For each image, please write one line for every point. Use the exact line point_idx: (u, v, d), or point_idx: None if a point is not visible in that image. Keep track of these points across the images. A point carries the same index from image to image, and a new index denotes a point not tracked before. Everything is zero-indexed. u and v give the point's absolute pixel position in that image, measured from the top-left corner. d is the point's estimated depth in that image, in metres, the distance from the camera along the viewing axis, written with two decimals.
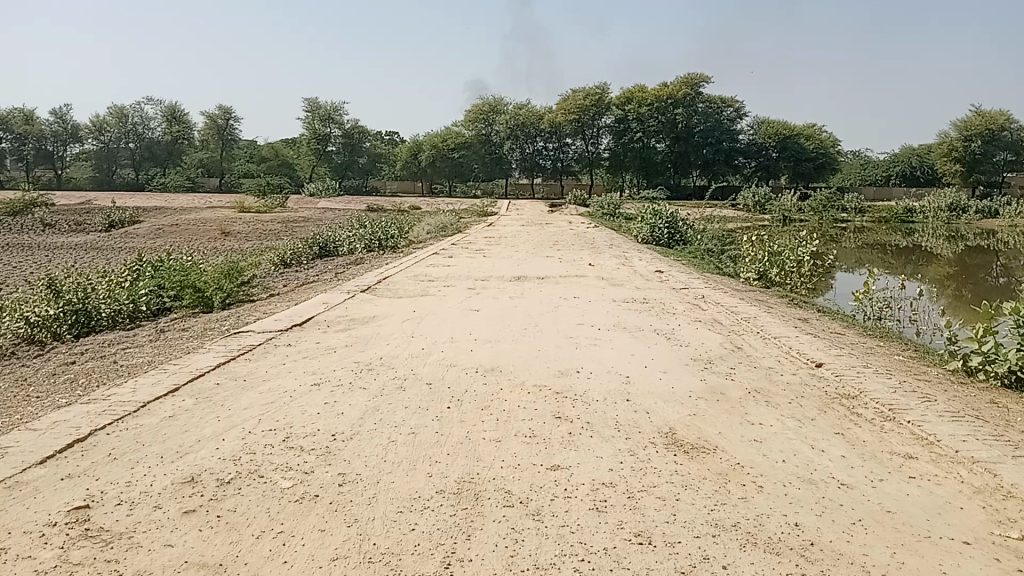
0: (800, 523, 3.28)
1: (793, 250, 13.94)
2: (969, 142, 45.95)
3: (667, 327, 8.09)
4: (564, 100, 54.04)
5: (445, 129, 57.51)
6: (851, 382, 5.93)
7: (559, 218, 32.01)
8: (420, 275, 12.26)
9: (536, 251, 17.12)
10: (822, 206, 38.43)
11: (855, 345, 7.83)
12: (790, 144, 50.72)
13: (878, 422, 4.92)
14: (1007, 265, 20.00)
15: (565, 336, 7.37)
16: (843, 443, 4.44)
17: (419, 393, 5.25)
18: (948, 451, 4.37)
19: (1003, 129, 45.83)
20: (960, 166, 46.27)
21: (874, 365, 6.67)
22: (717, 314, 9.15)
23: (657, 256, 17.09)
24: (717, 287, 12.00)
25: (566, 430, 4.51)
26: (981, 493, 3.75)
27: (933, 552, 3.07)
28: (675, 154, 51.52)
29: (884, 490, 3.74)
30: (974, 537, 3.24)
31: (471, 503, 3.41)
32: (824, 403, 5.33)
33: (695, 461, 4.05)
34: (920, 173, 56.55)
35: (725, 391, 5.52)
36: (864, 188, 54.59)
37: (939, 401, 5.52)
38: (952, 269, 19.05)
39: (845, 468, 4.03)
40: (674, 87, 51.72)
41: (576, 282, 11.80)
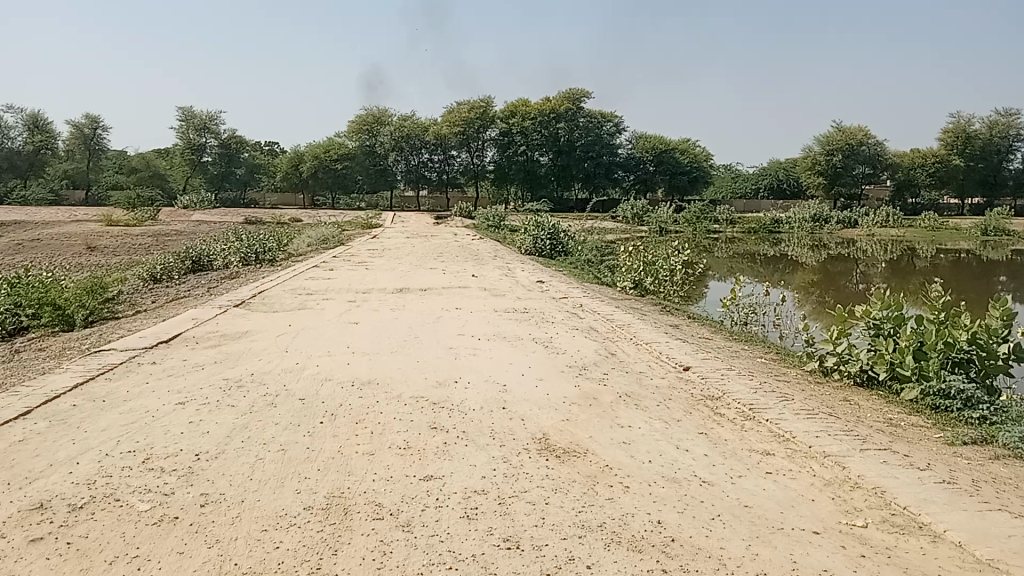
0: (662, 521, 3.39)
1: (666, 260, 14.51)
2: (830, 156, 48.83)
3: (545, 335, 8.21)
4: (448, 113, 54.26)
5: (327, 140, 56.28)
6: (715, 384, 6.18)
7: (444, 230, 32.08)
8: (298, 289, 12.01)
9: (419, 263, 17.02)
10: (695, 217, 40.03)
11: (721, 348, 8.18)
12: (666, 158, 52.90)
13: (739, 421, 5.15)
14: (865, 272, 21.34)
15: (445, 347, 7.35)
16: (706, 442, 4.63)
17: (291, 409, 5.13)
18: (803, 446, 4.62)
19: (861, 145, 48.86)
20: (822, 179, 49.01)
21: (738, 367, 7.01)
22: (594, 322, 9.39)
23: (539, 267, 17.35)
24: (595, 296, 12.27)
25: (441, 439, 4.50)
26: (830, 485, 3.99)
27: (785, 542, 3.25)
28: (557, 167, 52.69)
29: (742, 486, 3.91)
30: (823, 527, 3.44)
31: (340, 517, 3.36)
32: (690, 404, 5.54)
33: (567, 464, 4.13)
34: (786, 186, 59.68)
35: (597, 396, 5.66)
36: (736, 201, 57.13)
37: (796, 399, 5.85)
38: (817, 276, 20.17)
39: (707, 466, 4.20)
40: (557, 102, 52.85)
41: (456, 293, 11.84)
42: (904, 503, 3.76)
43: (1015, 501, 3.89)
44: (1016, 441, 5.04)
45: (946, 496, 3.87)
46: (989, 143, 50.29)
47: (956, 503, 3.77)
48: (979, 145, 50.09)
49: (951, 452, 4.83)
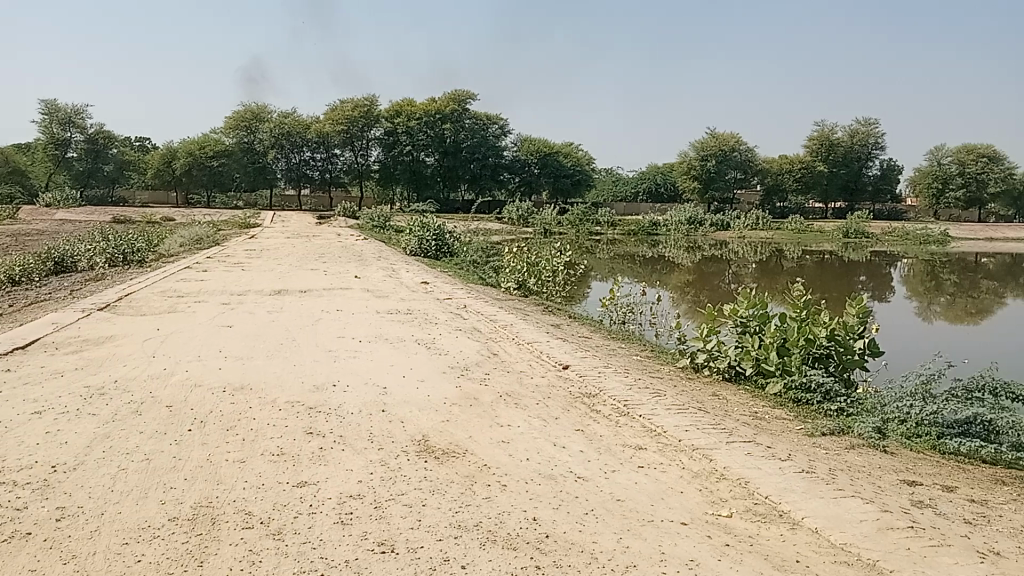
0: (538, 518, 3.44)
1: (549, 261, 14.73)
2: (705, 161, 50.85)
3: (427, 337, 8.18)
4: (331, 111, 53.25)
5: (203, 137, 54.14)
6: (593, 381, 6.32)
7: (327, 230, 31.49)
8: (170, 291, 11.51)
9: (299, 264, 16.63)
10: (578, 219, 40.85)
11: (600, 347, 8.37)
12: (550, 161, 54.12)
13: (614, 417, 5.29)
14: (737, 272, 22.33)
15: (324, 350, 7.21)
16: (582, 439, 4.73)
17: (158, 416, 4.91)
18: (674, 440, 4.79)
19: (733, 151, 51.13)
20: (697, 183, 50.92)
21: (615, 365, 7.19)
22: (476, 322, 9.42)
23: (422, 268, 17.29)
24: (478, 297, 12.32)
25: (316, 445, 4.42)
26: (698, 477, 4.15)
27: (654, 534, 3.35)
28: (443, 168, 52.50)
29: (616, 480, 4.02)
30: (691, 518, 3.57)
31: (207, 528, 3.25)
32: (568, 402, 5.64)
33: (445, 465, 4.13)
34: (664, 189, 61.71)
35: (477, 396, 5.68)
36: (616, 203, 58.67)
37: (669, 395, 6.06)
38: (692, 276, 20.96)
39: (583, 462, 4.29)
40: (442, 103, 52.81)
41: (338, 295, 11.63)
42: (766, 492, 3.95)
43: (866, 487, 4.15)
44: (869, 432, 5.40)
45: (804, 484, 4.09)
46: (850, 150, 53.60)
47: (812, 491, 3.98)
48: (840, 153, 53.34)
49: (811, 442, 5.11)
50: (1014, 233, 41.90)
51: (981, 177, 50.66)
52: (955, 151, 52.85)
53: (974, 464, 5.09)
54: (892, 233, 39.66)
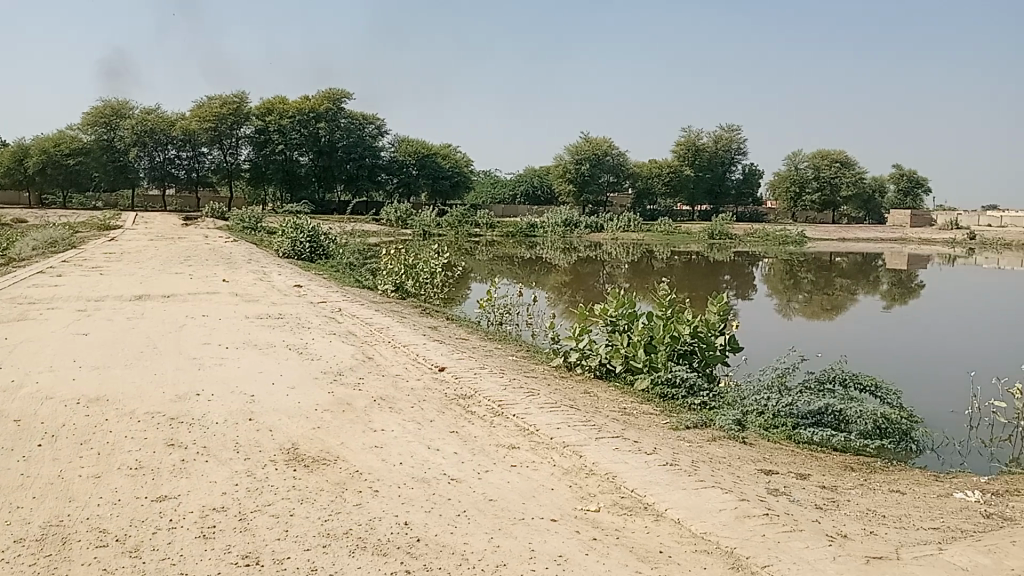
0: (409, 522, 3.43)
1: (426, 263, 14.66)
2: (580, 165, 51.85)
3: (300, 341, 7.99)
4: (198, 107, 50.93)
5: (57, 134, 50.74)
6: (467, 383, 6.34)
7: (194, 231, 30.20)
8: (18, 298, 10.73)
9: (164, 268, 15.88)
10: (457, 221, 40.85)
11: (476, 348, 8.41)
12: (428, 162, 54.32)
13: (487, 418, 5.33)
14: (612, 273, 22.89)
15: (188, 358, 6.92)
16: (456, 440, 4.74)
17: (3, 433, 4.58)
18: (546, 438, 4.88)
19: (606, 155, 52.47)
20: (572, 186, 51.75)
21: (489, 366, 7.25)
22: (351, 326, 9.28)
23: (296, 270, 16.85)
24: (353, 300, 12.13)
25: (179, 457, 4.24)
26: (569, 474, 4.24)
27: (524, 532, 3.40)
28: (318, 168, 51.29)
29: (488, 480, 4.05)
30: (561, 515, 3.64)
31: (57, 548, 3.07)
32: (443, 404, 5.64)
33: (315, 473, 4.05)
34: (541, 192, 62.58)
35: (349, 401, 5.60)
36: (495, 205, 59.05)
37: (542, 394, 6.16)
38: (569, 277, 21.36)
39: (456, 463, 4.30)
40: (316, 102, 51.64)
41: (205, 299, 11.18)
42: (632, 485, 4.08)
43: (725, 477, 4.35)
44: (729, 424, 5.67)
45: (669, 476, 4.25)
46: (715, 156, 56.06)
47: (675, 483, 4.14)
48: (706, 158, 55.72)
49: (676, 436, 5.32)
50: (863, 234, 44.92)
51: (834, 181, 54.07)
52: (811, 156, 56.12)
53: (825, 452, 5.42)
54: (754, 234, 41.70)
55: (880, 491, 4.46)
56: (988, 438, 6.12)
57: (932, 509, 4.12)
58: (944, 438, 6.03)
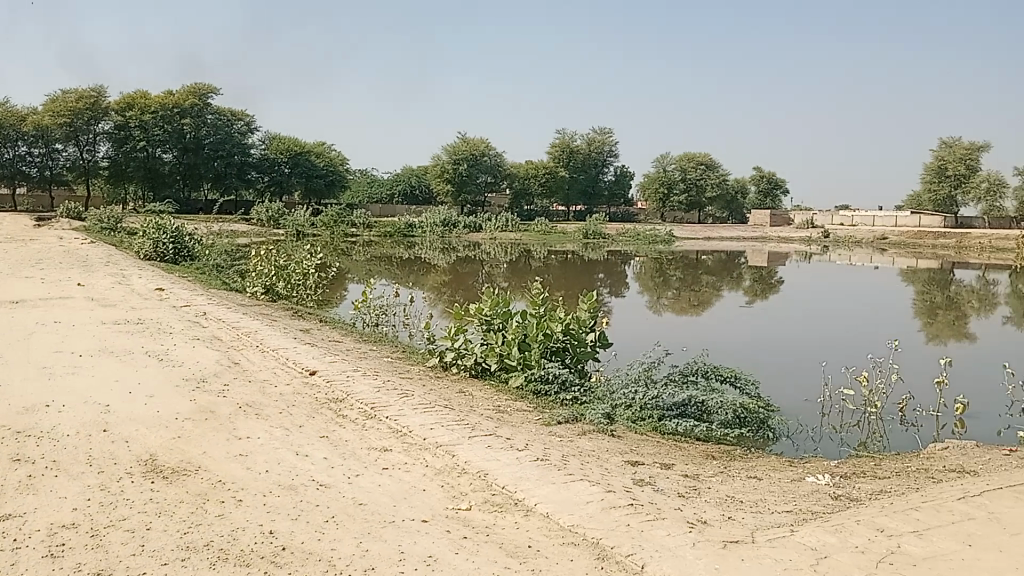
0: (275, 530, 3.35)
1: (299, 264, 14.28)
2: (457, 165, 51.61)
3: (161, 348, 7.63)
4: (51, 101, 47.14)
5: None
6: (339, 386, 6.23)
7: (45, 233, 28.27)
8: None
9: (10, 272, 14.79)
10: (332, 220, 40.05)
11: (349, 350, 8.28)
12: (301, 160, 53.24)
13: (359, 421, 5.25)
14: (490, 272, 23.03)
15: (36, 367, 6.48)
16: (326, 445, 4.65)
17: None
18: (418, 439, 4.86)
19: (483, 155, 52.55)
20: (450, 186, 51.45)
21: (362, 368, 7.14)
22: (218, 330, 8.93)
23: (160, 273, 16.07)
24: (221, 303, 11.69)
25: (24, 473, 3.97)
26: (441, 474, 4.24)
27: (394, 535, 3.37)
28: (184, 166, 49.07)
29: (358, 484, 4.00)
30: (431, 515, 3.64)
31: None
32: (313, 409, 5.52)
33: (174, 485, 3.88)
34: (418, 192, 62.22)
35: (214, 409, 5.39)
36: (371, 205, 58.32)
37: (416, 395, 6.12)
38: (447, 277, 21.33)
39: (325, 469, 4.22)
40: (181, 97, 49.23)
41: (56, 304, 10.50)
42: (503, 482, 4.12)
43: (593, 470, 4.46)
44: (599, 418, 5.82)
45: (538, 472, 4.31)
46: (588, 157, 57.55)
47: (546, 478, 4.21)
48: (580, 159, 57.11)
49: (547, 432, 5.41)
50: (727, 233, 47.07)
51: (699, 183, 56.45)
52: (678, 159, 58.44)
53: (689, 441, 5.65)
54: (627, 233, 42.97)
55: (738, 478, 4.69)
56: (837, 423, 6.53)
57: (785, 492, 4.37)
58: (799, 425, 6.40)
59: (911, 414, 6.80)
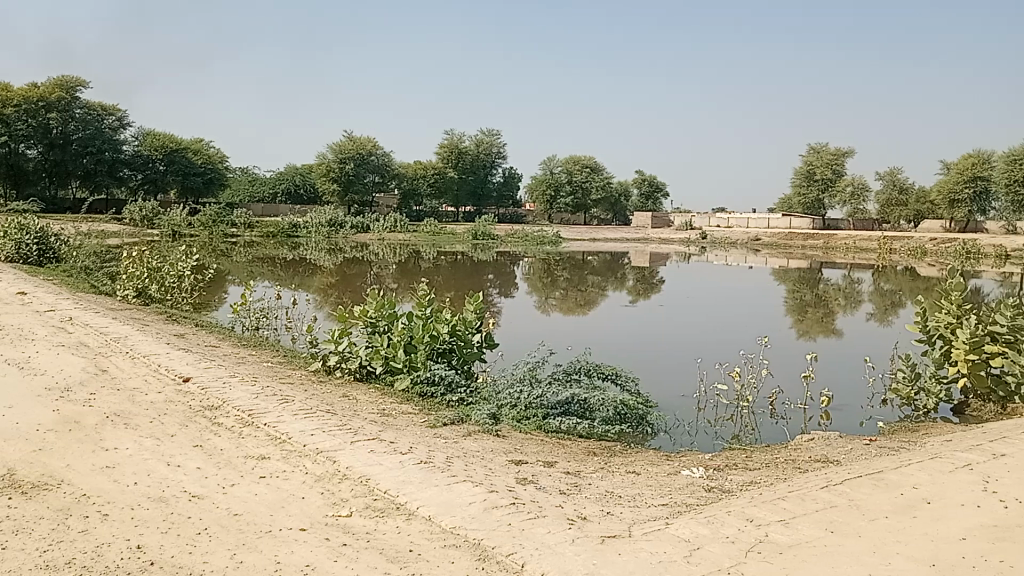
0: (143, 545, 3.19)
1: (174, 266, 13.69)
2: (343, 164, 50.13)
3: (20, 355, 7.15)
4: None
5: None
6: (215, 393, 6.01)
7: None
8: None
9: None
10: (211, 220, 38.53)
11: (227, 355, 8.00)
12: (177, 158, 51.02)
13: (236, 429, 5.08)
14: (378, 273, 22.75)
15: None
16: (199, 455, 4.47)
17: None
18: (298, 446, 4.74)
19: (370, 154, 51.27)
20: (336, 186, 50.03)
21: (241, 373, 6.91)
22: (84, 337, 8.45)
23: (21, 276, 15.07)
24: (90, 308, 11.07)
25: None
26: (321, 480, 4.16)
27: (270, 545, 3.28)
28: (48, 162, 46.10)
29: (233, 494, 3.87)
30: (309, 523, 3.55)
31: None
32: (187, 417, 5.30)
33: (34, 501, 3.64)
34: (303, 191, 60.78)
35: (79, 419, 5.10)
36: (253, 205, 56.54)
37: (296, 400, 5.97)
38: (334, 278, 20.94)
39: (198, 479, 4.06)
40: (45, 89, 46.10)
41: None
42: (385, 487, 4.08)
43: (478, 471, 4.46)
44: (484, 418, 5.83)
45: (421, 475, 4.28)
46: (477, 158, 57.83)
47: (428, 481, 4.19)
48: (468, 160, 57.30)
49: (432, 434, 5.38)
50: (611, 234, 48.23)
51: (585, 185, 57.63)
52: (564, 162, 59.62)
53: (572, 439, 5.75)
54: (515, 234, 43.28)
55: (619, 472, 4.79)
56: (712, 417, 6.78)
57: (662, 486, 4.50)
58: (677, 420, 6.61)
59: (780, 407, 7.14)
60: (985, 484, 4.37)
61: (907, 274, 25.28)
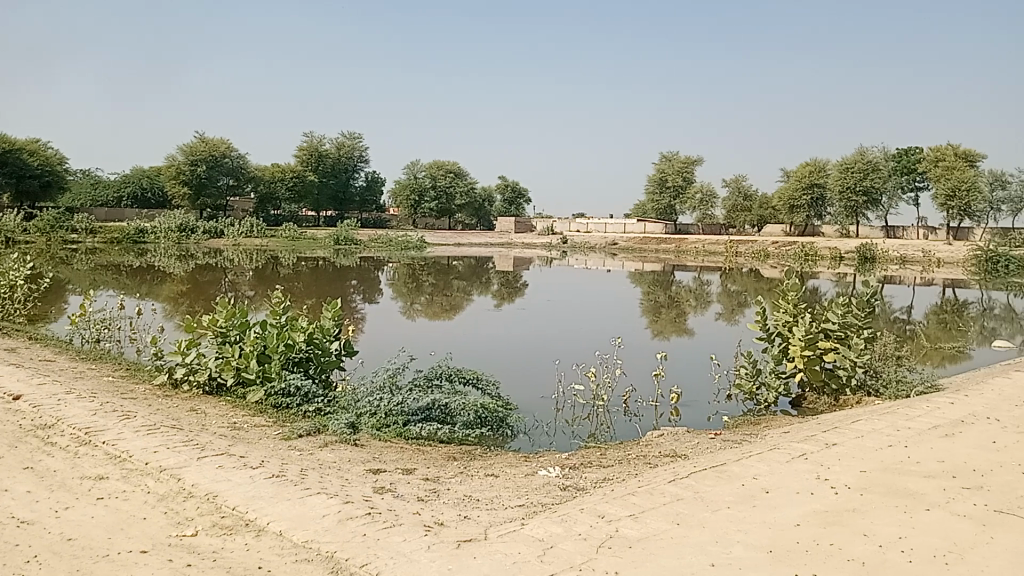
0: None
1: (4, 275, 12.69)
2: (194, 167, 47.70)
3: None
4: None
5: None
6: (48, 411, 5.62)
7: None
8: None
9: None
10: (47, 225, 35.85)
11: (63, 371, 7.49)
12: (9, 159, 47.05)
13: (71, 448, 4.77)
14: (233, 280, 21.92)
15: None
16: (29, 478, 4.16)
17: None
18: (139, 465, 4.50)
19: (224, 156, 49.04)
20: (188, 189, 47.56)
21: (78, 390, 6.48)
22: None
23: None
24: None
25: None
26: (165, 499, 3.97)
27: (108, 570, 3.10)
28: None
29: (68, 518, 3.62)
30: (151, 545, 3.38)
31: None
32: (15, 438, 4.93)
33: None
34: (151, 195, 57.67)
35: None
36: (96, 209, 53.11)
37: (139, 416, 5.66)
38: (186, 286, 20.01)
39: (28, 504, 3.78)
40: None
41: None
42: (233, 503, 3.94)
43: (332, 482, 4.37)
44: (341, 427, 5.73)
45: (272, 490, 4.16)
46: (338, 162, 57.50)
47: (280, 495, 4.07)
48: (328, 163, 56.34)
49: (286, 446, 5.23)
50: (475, 239, 48.55)
51: (448, 191, 57.81)
52: (427, 166, 59.57)
53: (431, 444, 5.73)
54: (378, 239, 42.78)
55: (477, 476, 4.82)
56: (570, 417, 6.94)
57: (520, 487, 4.56)
58: (536, 421, 6.72)
59: (633, 405, 7.41)
60: (817, 471, 4.68)
61: (750, 275, 26.79)
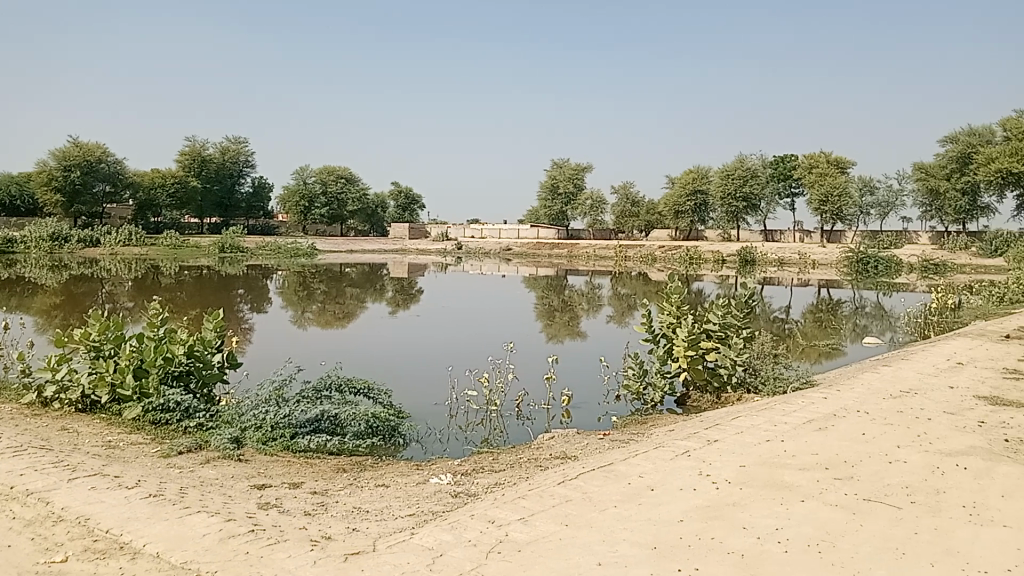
0: None
1: None
2: (67, 172, 45.00)
3: None
4: None
5: None
6: None
7: None
8: None
9: None
10: None
11: None
12: None
13: None
14: (111, 291, 20.86)
15: None
16: None
17: None
18: (3, 489, 4.22)
19: (100, 162, 46.34)
20: (60, 196, 44.74)
21: None
22: None
23: None
24: None
25: None
26: (32, 525, 3.73)
27: None
28: None
29: None
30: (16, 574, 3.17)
31: None
32: None
33: None
34: (19, 203, 54.19)
35: None
36: None
37: (3, 438, 5.31)
38: (58, 298, 18.91)
39: None
40: None
41: None
42: (106, 526, 3.74)
43: (215, 500, 4.21)
44: (225, 443, 5.54)
45: (150, 510, 3.98)
46: (222, 167, 55.38)
47: (157, 515, 3.90)
48: (213, 168, 54.57)
49: (165, 463, 5.02)
50: (367, 246, 47.88)
51: (339, 197, 56.95)
52: (316, 172, 58.43)
53: (320, 456, 5.62)
54: (266, 247, 41.68)
55: (366, 487, 4.75)
56: (462, 423, 6.94)
57: (410, 497, 4.51)
58: (428, 428, 6.68)
59: (526, 409, 7.47)
60: (700, 467, 4.83)
61: (640, 279, 27.42)
